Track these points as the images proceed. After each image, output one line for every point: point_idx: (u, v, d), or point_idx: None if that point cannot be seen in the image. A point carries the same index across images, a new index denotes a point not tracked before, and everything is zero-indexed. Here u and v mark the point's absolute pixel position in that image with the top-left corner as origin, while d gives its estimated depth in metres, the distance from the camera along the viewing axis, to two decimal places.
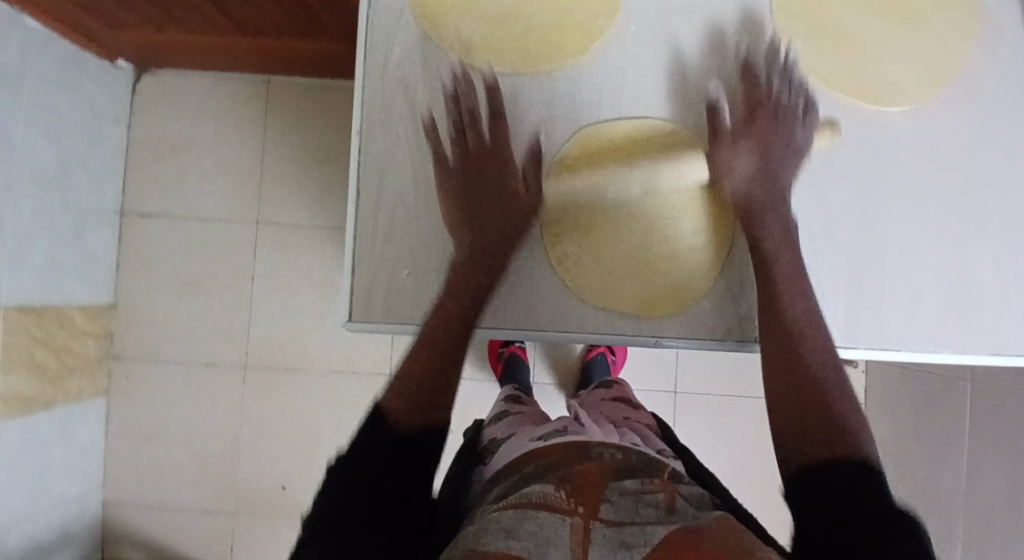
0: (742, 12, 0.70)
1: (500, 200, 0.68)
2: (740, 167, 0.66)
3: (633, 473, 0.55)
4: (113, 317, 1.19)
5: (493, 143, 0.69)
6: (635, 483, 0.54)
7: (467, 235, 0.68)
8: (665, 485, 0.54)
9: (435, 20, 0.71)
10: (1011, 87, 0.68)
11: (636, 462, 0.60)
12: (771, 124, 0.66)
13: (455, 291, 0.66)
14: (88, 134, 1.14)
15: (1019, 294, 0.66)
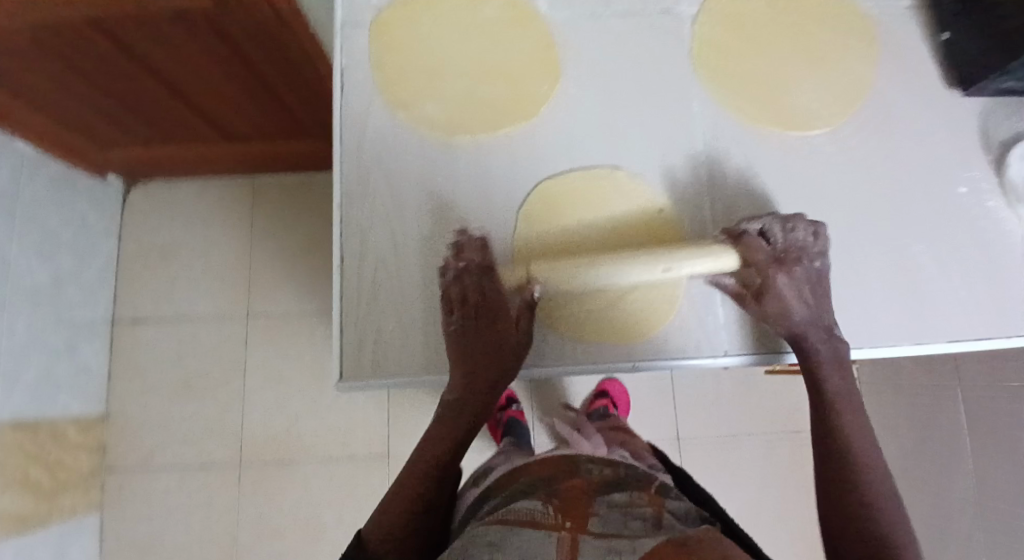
0: (667, 84, 0.72)
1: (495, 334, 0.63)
2: (794, 307, 0.61)
3: (622, 487, 0.58)
4: (107, 428, 1.20)
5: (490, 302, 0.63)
6: (623, 496, 0.56)
7: (469, 370, 0.62)
8: (652, 499, 0.57)
9: (393, 91, 0.72)
10: (921, 108, 0.71)
11: (626, 473, 0.62)
12: (786, 268, 0.62)
13: (456, 407, 0.63)
14: (82, 247, 1.18)
15: (968, 289, 0.66)
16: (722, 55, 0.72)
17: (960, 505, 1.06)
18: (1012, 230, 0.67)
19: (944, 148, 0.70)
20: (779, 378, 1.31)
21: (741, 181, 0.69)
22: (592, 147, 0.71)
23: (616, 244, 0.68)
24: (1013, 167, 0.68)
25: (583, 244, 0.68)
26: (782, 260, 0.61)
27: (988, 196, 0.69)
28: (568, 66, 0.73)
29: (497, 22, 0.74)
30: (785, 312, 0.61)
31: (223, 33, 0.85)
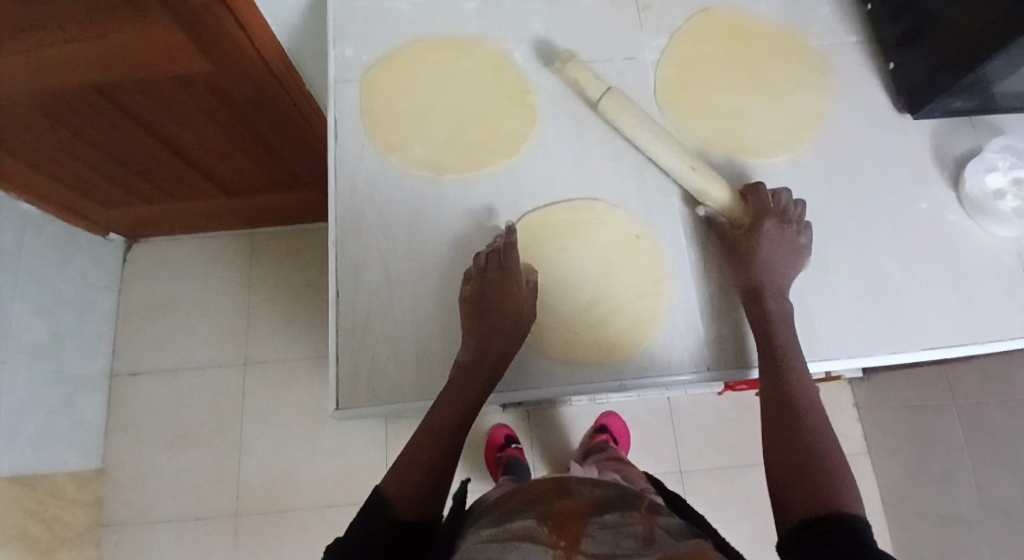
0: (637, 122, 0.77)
1: (507, 311, 0.65)
2: (777, 270, 0.66)
3: (613, 508, 0.58)
4: (103, 483, 1.20)
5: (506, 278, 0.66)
6: (615, 516, 0.56)
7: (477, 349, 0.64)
8: (644, 517, 0.57)
9: (380, 136, 0.76)
10: (874, 134, 0.76)
11: (616, 493, 0.62)
12: (776, 232, 0.67)
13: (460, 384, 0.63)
14: (83, 303, 1.20)
15: (933, 298, 0.69)
16: (687, 92, 0.78)
17: (964, 523, 1.05)
18: (973, 240, 0.71)
19: (900, 168, 0.74)
20: None
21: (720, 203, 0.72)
22: (571, 180, 0.75)
23: (603, 261, 0.71)
24: (969, 183, 0.72)
25: (574, 263, 0.71)
26: (778, 215, 0.68)
27: (948, 209, 0.73)
28: (544, 107, 0.78)
29: (477, 70, 0.79)
30: (767, 268, 0.66)
31: (222, 91, 0.91)
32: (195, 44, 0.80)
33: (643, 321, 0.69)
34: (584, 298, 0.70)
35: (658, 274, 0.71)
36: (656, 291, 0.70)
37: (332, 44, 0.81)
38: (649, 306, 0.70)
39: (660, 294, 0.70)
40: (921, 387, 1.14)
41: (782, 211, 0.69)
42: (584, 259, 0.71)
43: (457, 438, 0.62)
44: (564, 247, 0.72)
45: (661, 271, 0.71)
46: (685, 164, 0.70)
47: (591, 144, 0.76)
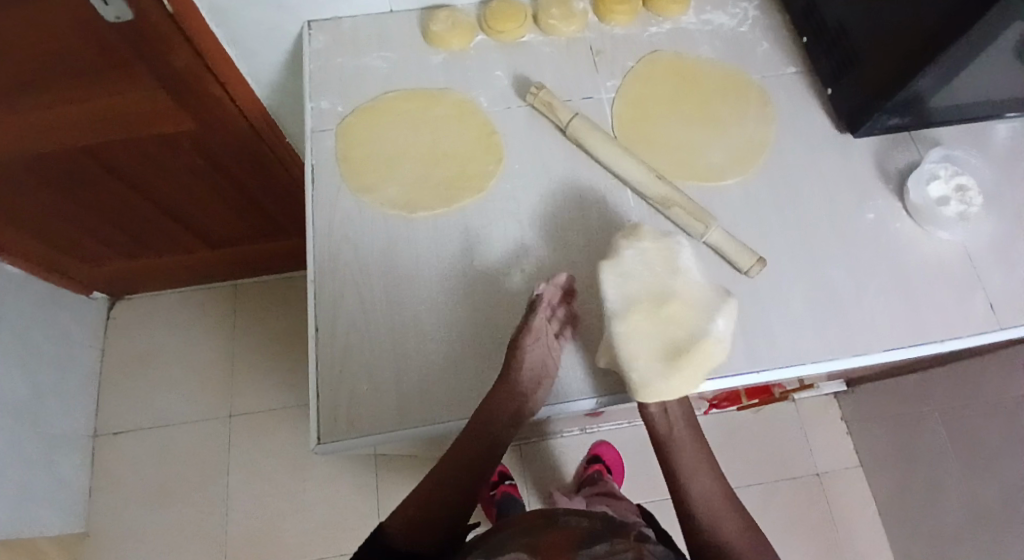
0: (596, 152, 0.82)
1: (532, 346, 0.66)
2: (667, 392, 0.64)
3: (602, 538, 0.55)
4: (85, 547, 1.17)
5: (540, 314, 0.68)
6: (605, 546, 0.54)
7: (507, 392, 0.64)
8: (631, 545, 0.55)
9: (355, 176, 0.80)
10: (819, 153, 0.81)
11: (604, 523, 0.59)
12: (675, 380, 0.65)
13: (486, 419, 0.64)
14: (64, 362, 1.20)
15: (889, 304, 0.72)
16: (641, 123, 0.83)
17: (956, 528, 1.06)
18: (921, 246, 0.75)
19: (846, 184, 0.79)
20: (762, 426, 1.33)
21: (694, 204, 0.75)
22: (537, 210, 0.79)
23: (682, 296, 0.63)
24: (913, 192, 0.76)
25: (633, 281, 0.64)
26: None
27: (894, 218, 0.77)
28: (508, 145, 0.82)
29: (444, 116, 0.84)
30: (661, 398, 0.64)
31: (204, 147, 0.94)
32: (176, 102, 0.84)
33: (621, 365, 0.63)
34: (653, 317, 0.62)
35: (686, 338, 0.61)
36: (665, 353, 0.61)
37: (308, 97, 0.85)
38: (638, 350, 0.62)
39: (664, 357, 0.61)
40: (903, 397, 1.16)
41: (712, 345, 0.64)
42: (633, 284, 0.64)
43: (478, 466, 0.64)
44: (619, 262, 0.66)
45: (694, 333, 0.61)
46: (650, 176, 0.77)
47: (556, 176, 0.80)
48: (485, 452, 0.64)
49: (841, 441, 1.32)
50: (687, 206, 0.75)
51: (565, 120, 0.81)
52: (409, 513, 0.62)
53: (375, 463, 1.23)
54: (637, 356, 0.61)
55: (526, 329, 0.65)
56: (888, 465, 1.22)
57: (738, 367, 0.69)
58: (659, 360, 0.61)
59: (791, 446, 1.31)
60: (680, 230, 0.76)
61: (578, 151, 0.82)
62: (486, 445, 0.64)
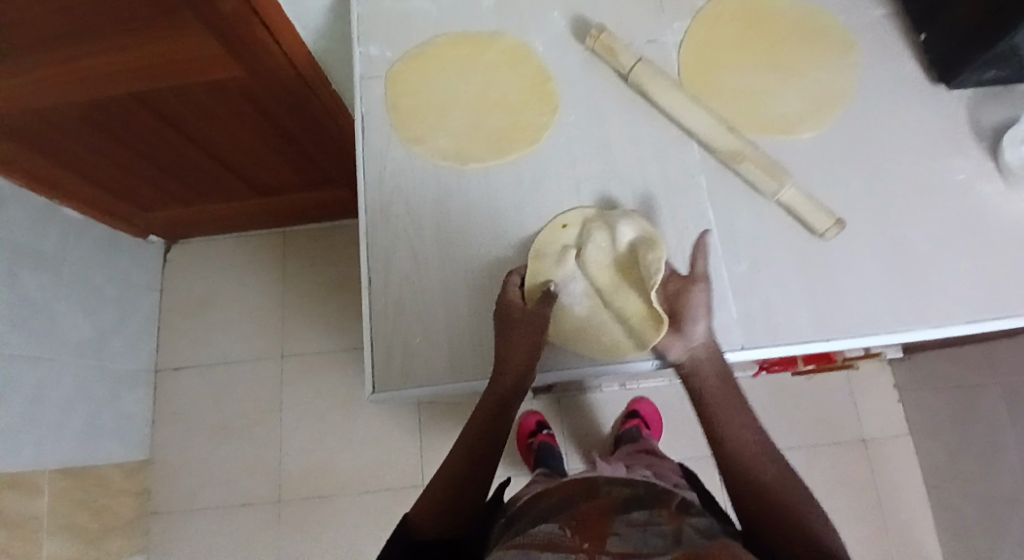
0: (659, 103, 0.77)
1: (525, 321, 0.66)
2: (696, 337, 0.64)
3: (641, 507, 0.55)
4: (149, 475, 1.25)
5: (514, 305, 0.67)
6: (643, 514, 0.54)
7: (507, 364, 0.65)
8: (673, 516, 0.54)
9: (407, 124, 0.78)
10: (903, 107, 0.75)
11: (645, 491, 0.60)
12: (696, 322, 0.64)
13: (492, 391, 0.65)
14: (125, 304, 1.25)
15: (970, 272, 0.68)
16: (710, 70, 0.77)
17: (1008, 503, 1.02)
18: (1011, 211, 0.69)
19: (929, 141, 0.73)
20: (811, 389, 1.30)
21: (764, 157, 0.71)
22: (593, 163, 0.75)
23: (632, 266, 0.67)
24: (1008, 151, 0.69)
25: (588, 258, 0.69)
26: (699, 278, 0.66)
27: (982, 179, 0.71)
28: (564, 94, 0.78)
29: (498, 61, 0.80)
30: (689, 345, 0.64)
31: (251, 95, 0.93)
32: (226, 51, 0.82)
33: (590, 335, 0.68)
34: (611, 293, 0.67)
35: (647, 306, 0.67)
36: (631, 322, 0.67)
37: (356, 41, 0.82)
38: (604, 324, 0.68)
39: (631, 325, 0.67)
40: (960, 367, 1.10)
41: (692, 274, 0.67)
42: (589, 261, 0.69)
43: (497, 431, 0.66)
44: (569, 243, 0.71)
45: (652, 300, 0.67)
46: (721, 128, 0.72)
47: (615, 129, 0.76)
48: (495, 422, 0.66)
49: (893, 407, 1.28)
50: (758, 161, 0.71)
51: (627, 67, 0.76)
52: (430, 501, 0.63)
53: (419, 409, 1.26)
54: (606, 331, 0.68)
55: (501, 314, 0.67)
56: (938, 435, 1.18)
57: (801, 334, 0.67)
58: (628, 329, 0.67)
59: (838, 410, 1.28)
60: (749, 187, 0.72)
61: (641, 99, 0.77)
62: (495, 412, 0.65)
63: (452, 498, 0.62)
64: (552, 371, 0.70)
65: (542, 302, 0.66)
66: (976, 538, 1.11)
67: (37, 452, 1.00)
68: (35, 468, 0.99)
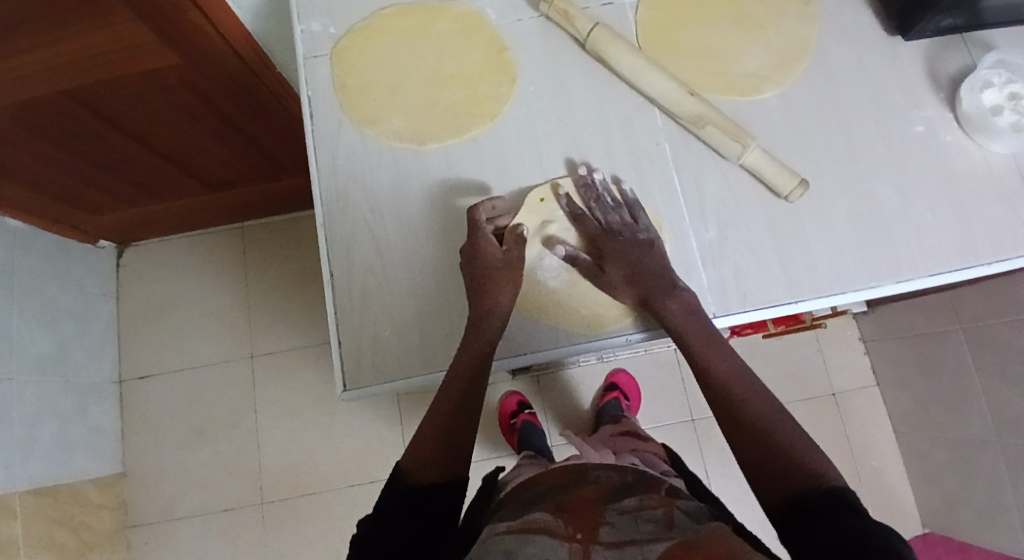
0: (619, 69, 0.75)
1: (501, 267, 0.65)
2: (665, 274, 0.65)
3: (632, 492, 0.56)
4: (125, 486, 1.22)
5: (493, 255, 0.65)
6: (634, 500, 0.54)
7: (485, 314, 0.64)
8: (662, 499, 0.54)
9: (358, 107, 0.74)
10: (861, 58, 0.74)
11: (635, 476, 0.60)
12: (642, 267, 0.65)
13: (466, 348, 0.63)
14: (82, 312, 1.20)
15: (932, 225, 0.68)
16: (669, 30, 0.75)
17: (976, 442, 1.06)
18: (969, 160, 0.70)
19: (888, 93, 0.73)
20: (783, 346, 1.32)
21: (728, 118, 0.70)
22: (554, 135, 0.73)
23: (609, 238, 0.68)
24: (965, 98, 0.69)
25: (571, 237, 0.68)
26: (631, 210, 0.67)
27: (943, 129, 0.71)
28: (519, 65, 0.76)
29: (449, 33, 0.77)
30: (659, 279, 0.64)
31: (192, 85, 0.88)
32: (159, 38, 0.77)
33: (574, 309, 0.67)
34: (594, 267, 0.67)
35: None
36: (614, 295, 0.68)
37: (297, 20, 0.78)
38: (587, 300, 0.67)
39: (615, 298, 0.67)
40: (924, 314, 1.13)
41: (605, 228, 0.67)
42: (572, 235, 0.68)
43: (474, 389, 0.62)
44: (550, 221, 0.68)
45: None
46: (682, 91, 0.71)
47: (574, 99, 0.74)
48: (469, 390, 0.62)
49: (862, 357, 1.31)
50: (722, 123, 0.69)
51: (585, 32, 0.74)
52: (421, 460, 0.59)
53: (397, 397, 1.25)
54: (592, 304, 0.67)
55: (477, 262, 0.65)
56: (904, 382, 1.21)
57: (775, 297, 0.67)
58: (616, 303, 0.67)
59: (810, 365, 1.31)
60: (715, 151, 0.71)
61: (601, 65, 0.75)
62: (469, 375, 0.62)
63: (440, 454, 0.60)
64: (531, 353, 0.68)
65: (514, 242, 0.66)
66: (945, 479, 1.15)
67: (8, 474, 0.96)
68: (7, 491, 0.95)
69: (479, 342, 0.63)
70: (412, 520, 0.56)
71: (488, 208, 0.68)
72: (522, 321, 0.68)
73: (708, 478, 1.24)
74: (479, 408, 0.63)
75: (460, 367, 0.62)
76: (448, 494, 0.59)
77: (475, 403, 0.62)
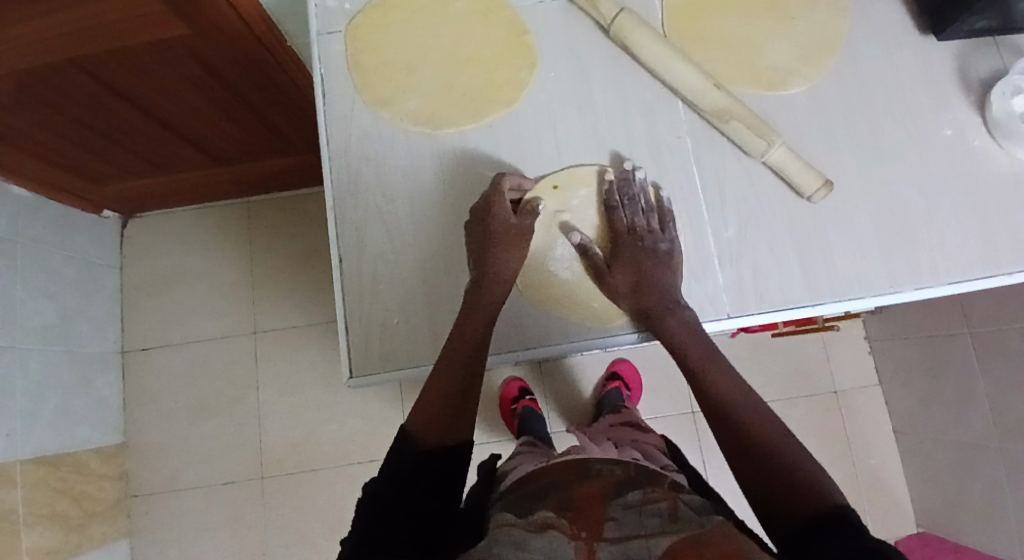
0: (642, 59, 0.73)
1: (514, 237, 0.64)
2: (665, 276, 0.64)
3: (634, 486, 0.55)
4: (127, 457, 1.22)
5: (505, 229, 0.64)
6: (639, 494, 0.54)
7: (497, 293, 0.63)
8: (667, 493, 0.54)
9: (373, 87, 0.73)
10: (891, 56, 0.72)
11: (637, 471, 0.60)
12: (643, 264, 0.64)
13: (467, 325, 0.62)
14: (86, 283, 1.19)
15: (954, 233, 0.67)
16: (695, 20, 0.73)
17: (977, 447, 1.06)
18: (995, 167, 0.68)
19: (917, 93, 0.71)
20: (789, 343, 1.31)
21: (752, 114, 0.68)
22: (573, 124, 0.71)
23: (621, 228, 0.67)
24: (995, 105, 0.68)
25: (582, 228, 0.68)
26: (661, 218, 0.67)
27: (971, 134, 0.69)
28: (540, 50, 0.74)
29: (469, 12, 0.75)
30: (657, 280, 0.64)
31: (202, 56, 0.86)
32: (170, 7, 0.74)
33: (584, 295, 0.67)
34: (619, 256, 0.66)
35: None
36: None
37: None
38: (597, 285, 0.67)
39: None
40: (932, 317, 1.12)
41: (631, 229, 0.66)
42: (588, 225, 0.68)
43: (474, 372, 0.61)
44: (564, 209, 0.68)
45: None
46: (707, 84, 0.69)
47: (595, 88, 0.72)
48: (473, 369, 0.61)
49: (867, 356, 1.31)
50: (746, 119, 0.68)
51: (609, 18, 0.72)
52: (430, 431, 0.59)
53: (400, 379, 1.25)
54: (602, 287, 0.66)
55: (488, 237, 0.64)
56: (908, 384, 1.21)
57: (790, 299, 0.66)
58: None
59: (814, 363, 1.30)
60: (737, 147, 0.70)
61: (624, 54, 0.73)
62: (471, 358, 0.61)
63: (450, 416, 0.59)
64: (537, 347, 0.66)
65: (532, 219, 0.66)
66: (944, 482, 1.16)
67: (10, 443, 0.96)
68: (9, 460, 0.95)
69: (476, 323, 0.62)
70: (426, 483, 0.56)
71: (515, 182, 0.68)
72: (532, 312, 0.67)
73: (707, 472, 1.25)
74: (478, 389, 0.61)
75: (461, 345, 0.61)
76: (454, 467, 0.58)
77: (473, 393, 0.61)
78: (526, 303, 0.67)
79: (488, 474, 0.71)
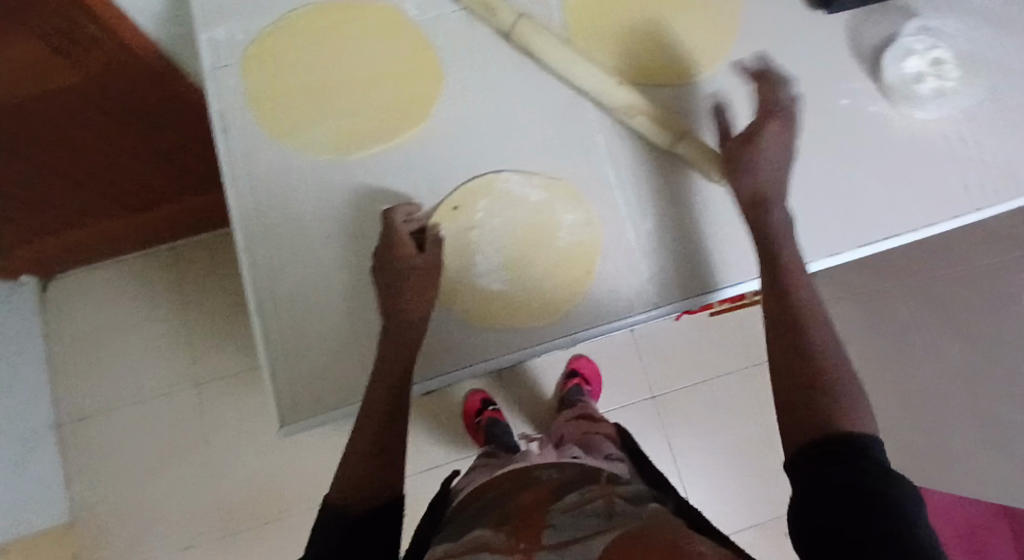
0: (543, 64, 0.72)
1: (419, 271, 0.61)
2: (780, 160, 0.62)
3: (572, 487, 0.55)
4: (76, 534, 1.16)
5: (410, 261, 0.62)
6: (575, 495, 0.54)
7: (415, 321, 0.61)
8: (603, 489, 0.54)
9: (274, 121, 0.70)
10: (786, 32, 0.73)
11: (576, 469, 0.60)
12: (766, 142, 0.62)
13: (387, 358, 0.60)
14: (8, 356, 1.12)
15: (862, 200, 0.68)
16: (595, 18, 0.73)
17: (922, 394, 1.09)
18: (896, 129, 0.70)
19: (815, 65, 0.72)
20: (739, 317, 1.33)
21: (657, 108, 0.69)
22: (486, 133, 0.70)
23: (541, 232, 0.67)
24: (889, 70, 0.70)
25: (500, 239, 0.67)
26: (777, 112, 0.64)
27: (868, 100, 0.71)
28: (443, 63, 0.72)
29: (367, 32, 0.73)
30: (775, 160, 0.62)
31: (94, 104, 0.81)
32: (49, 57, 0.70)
33: (511, 303, 0.66)
34: (551, 257, 0.67)
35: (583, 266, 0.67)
36: (558, 273, 0.67)
37: (199, 27, 0.72)
38: (527, 289, 0.66)
39: (559, 275, 0.66)
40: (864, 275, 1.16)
41: (771, 106, 0.64)
42: (496, 237, 0.67)
43: (399, 406, 0.59)
44: (472, 226, 0.67)
45: (578, 257, 0.67)
46: (612, 81, 0.69)
47: (503, 94, 0.72)
48: (396, 403, 0.59)
49: None
50: (651, 114, 0.68)
51: (508, 24, 0.71)
52: (352, 483, 0.56)
53: None
54: (532, 288, 0.66)
55: (393, 274, 0.61)
56: None
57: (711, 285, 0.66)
58: (560, 284, 0.66)
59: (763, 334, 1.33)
60: (647, 142, 0.70)
61: (528, 57, 0.73)
62: (394, 390, 0.59)
63: (376, 466, 0.58)
64: (467, 367, 0.65)
65: (433, 244, 0.63)
66: None
67: None
68: None
69: (396, 358, 0.60)
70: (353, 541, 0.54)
71: (406, 212, 0.65)
72: (456, 332, 0.65)
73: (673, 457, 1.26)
74: (404, 422, 0.61)
75: (382, 383, 0.59)
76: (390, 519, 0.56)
77: (401, 425, 0.60)
78: (453, 319, 0.65)
79: (436, 497, 0.68)
